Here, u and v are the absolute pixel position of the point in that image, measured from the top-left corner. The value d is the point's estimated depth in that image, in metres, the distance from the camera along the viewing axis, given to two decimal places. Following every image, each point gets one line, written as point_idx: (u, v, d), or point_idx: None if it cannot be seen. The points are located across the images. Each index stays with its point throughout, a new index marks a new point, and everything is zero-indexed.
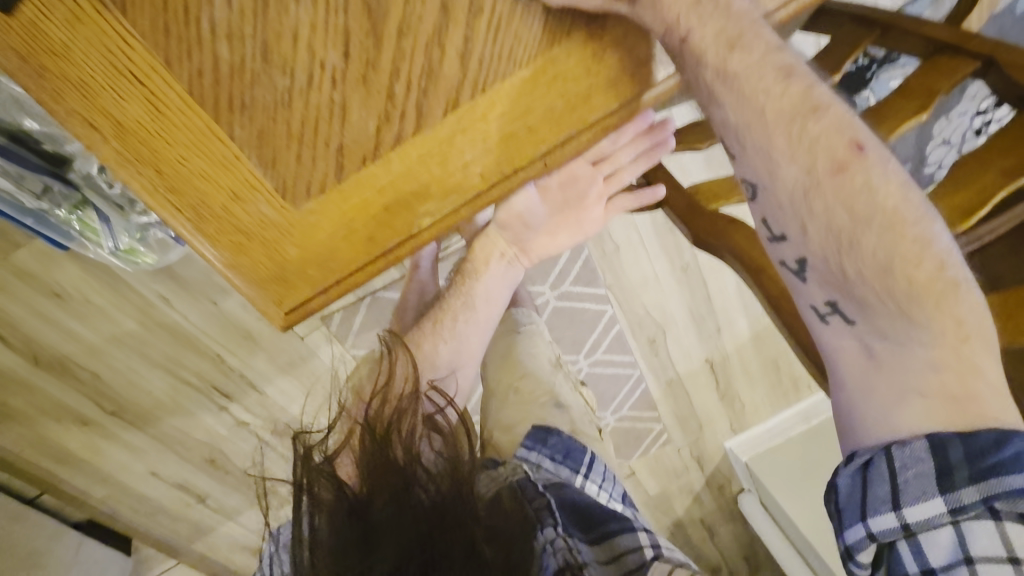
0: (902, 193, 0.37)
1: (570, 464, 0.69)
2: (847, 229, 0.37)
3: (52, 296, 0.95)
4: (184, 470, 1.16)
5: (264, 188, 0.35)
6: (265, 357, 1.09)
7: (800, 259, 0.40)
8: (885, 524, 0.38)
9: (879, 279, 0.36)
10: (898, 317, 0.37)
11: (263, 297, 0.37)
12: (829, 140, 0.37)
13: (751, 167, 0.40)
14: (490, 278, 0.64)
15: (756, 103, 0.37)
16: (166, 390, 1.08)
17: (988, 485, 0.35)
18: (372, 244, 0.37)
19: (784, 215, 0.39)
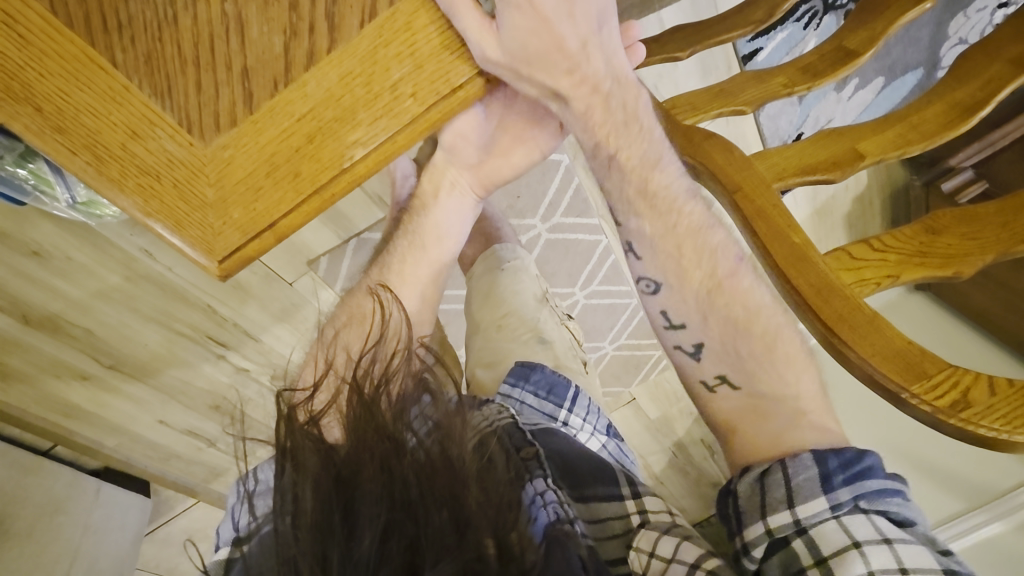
0: (769, 299, 0.53)
1: (554, 399, 0.71)
2: (735, 319, 0.52)
3: (31, 255, 0.92)
4: (192, 418, 1.17)
5: (165, 124, 0.36)
6: (257, 306, 1.12)
7: (698, 343, 0.54)
8: (779, 519, 0.44)
9: (759, 352, 0.51)
10: (775, 379, 0.51)
11: (190, 248, 0.37)
12: (718, 255, 0.53)
13: (662, 269, 0.54)
14: (441, 210, 0.65)
15: (667, 220, 0.53)
16: (161, 342, 1.07)
17: (857, 481, 0.44)
18: (298, 180, 0.37)
19: (683, 307, 0.54)
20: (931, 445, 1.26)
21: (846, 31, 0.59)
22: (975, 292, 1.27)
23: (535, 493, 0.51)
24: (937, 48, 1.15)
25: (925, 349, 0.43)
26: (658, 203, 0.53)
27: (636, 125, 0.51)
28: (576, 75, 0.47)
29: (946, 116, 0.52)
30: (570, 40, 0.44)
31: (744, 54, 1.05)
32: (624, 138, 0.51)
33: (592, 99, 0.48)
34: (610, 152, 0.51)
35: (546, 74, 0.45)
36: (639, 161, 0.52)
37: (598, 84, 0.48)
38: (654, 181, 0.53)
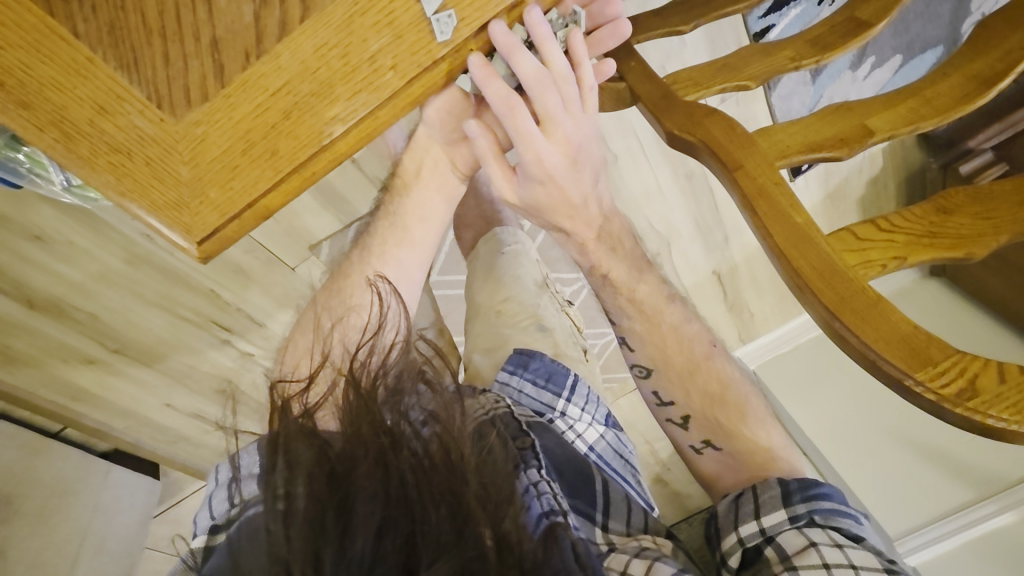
0: (737, 377, 0.63)
1: (552, 387, 0.70)
2: (713, 391, 0.61)
3: (34, 239, 0.92)
4: (198, 402, 1.18)
5: (134, 98, 0.35)
6: (260, 291, 1.12)
7: (684, 414, 0.61)
8: (749, 528, 0.51)
9: (734, 414, 0.60)
10: (747, 438, 0.59)
11: (170, 231, 0.36)
12: (696, 340, 0.62)
13: (647, 354, 0.61)
14: (421, 191, 0.63)
15: (650, 316, 0.61)
16: (166, 326, 1.07)
17: (812, 499, 0.51)
18: (277, 157, 0.35)
19: (671, 389, 0.61)
20: (939, 433, 1.25)
21: (857, 2, 0.56)
22: (989, 278, 1.24)
23: (529, 483, 0.51)
24: (959, 23, 1.10)
25: (933, 335, 0.41)
26: (645, 307, 0.61)
27: (622, 247, 0.60)
28: (576, 217, 0.55)
29: (963, 89, 0.50)
30: (578, 197, 0.52)
31: (755, 31, 1.02)
32: (613, 255, 0.59)
33: (586, 235, 0.57)
34: (600, 269, 0.59)
35: (552, 218, 0.54)
36: (627, 269, 0.60)
37: (591, 223, 0.57)
38: (641, 284, 0.61)
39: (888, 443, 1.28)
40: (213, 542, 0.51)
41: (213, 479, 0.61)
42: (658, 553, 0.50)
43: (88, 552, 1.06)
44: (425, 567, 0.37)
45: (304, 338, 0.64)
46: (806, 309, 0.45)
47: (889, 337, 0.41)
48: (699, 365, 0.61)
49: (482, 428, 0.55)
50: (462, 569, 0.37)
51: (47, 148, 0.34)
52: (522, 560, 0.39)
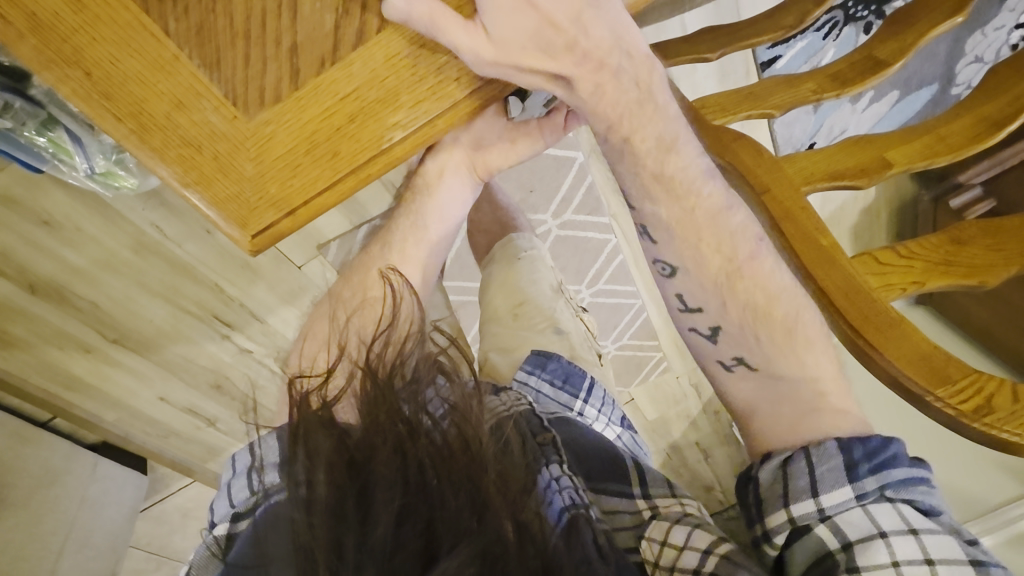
0: (782, 296, 0.52)
1: (569, 389, 0.74)
2: (757, 312, 0.52)
3: (42, 224, 0.92)
4: (192, 396, 1.17)
5: (211, 95, 0.37)
6: (265, 287, 1.13)
7: (714, 326, 0.55)
8: (805, 508, 0.46)
9: (781, 338, 0.52)
10: (780, 350, 0.52)
11: (225, 222, 0.39)
12: (737, 241, 0.52)
13: (676, 256, 0.53)
14: (445, 192, 0.65)
15: (686, 207, 0.51)
16: (166, 318, 1.07)
17: (881, 472, 0.46)
18: (339, 157, 0.38)
19: (702, 294, 0.54)
20: (929, 457, 1.31)
21: (875, 40, 0.59)
22: (978, 311, 1.28)
23: (551, 477, 0.54)
24: (953, 63, 1.16)
25: (951, 354, 0.44)
26: (677, 189, 0.51)
27: (649, 100, 0.48)
28: (578, 51, 0.43)
29: (974, 129, 0.53)
30: (566, 18, 0.41)
31: (762, 61, 1.06)
32: (637, 119, 0.48)
33: (601, 81, 0.45)
34: (623, 136, 0.48)
35: (543, 64, 0.42)
36: (656, 148, 0.49)
37: (605, 61, 0.44)
38: (671, 179, 0.50)
39: None
40: (240, 528, 0.53)
41: (230, 466, 0.61)
42: (699, 519, 0.54)
43: (72, 548, 1.04)
44: (446, 553, 0.38)
45: (319, 331, 0.65)
46: (834, 330, 0.47)
47: (909, 357, 0.44)
48: (740, 269, 0.52)
49: (497, 424, 0.57)
50: (482, 556, 0.38)
51: (121, 136, 0.37)
52: (541, 550, 0.41)
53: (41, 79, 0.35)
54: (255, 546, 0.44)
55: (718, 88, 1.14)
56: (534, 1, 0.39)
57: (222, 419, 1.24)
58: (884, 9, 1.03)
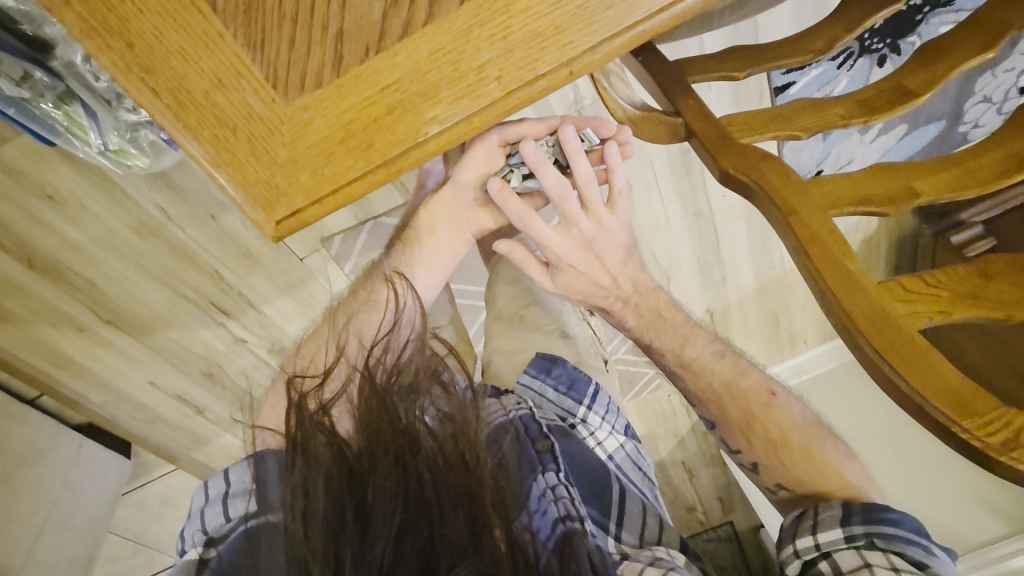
0: (800, 429, 0.73)
1: (573, 395, 0.76)
2: (778, 442, 0.71)
3: (45, 199, 0.92)
4: (183, 382, 1.18)
5: (252, 76, 0.38)
6: (265, 277, 1.12)
7: (753, 462, 0.73)
8: (805, 542, 0.63)
9: (805, 461, 0.70)
10: (819, 469, 0.70)
11: (250, 205, 0.39)
12: (755, 391, 0.74)
13: (701, 413, 0.75)
14: (437, 240, 0.68)
15: (704, 377, 0.75)
16: (164, 302, 1.08)
17: (874, 523, 0.61)
18: (372, 150, 0.38)
19: (734, 437, 0.74)
20: (920, 495, 1.31)
21: (904, 71, 0.59)
22: (965, 343, 1.34)
23: (546, 486, 0.57)
24: (960, 102, 1.19)
25: (978, 386, 0.44)
26: (694, 369, 0.75)
27: (660, 318, 0.76)
28: (611, 295, 0.72)
29: (998, 167, 0.53)
30: (607, 280, 0.70)
31: (776, 85, 1.09)
32: (654, 329, 0.75)
33: (624, 311, 0.74)
34: (646, 340, 0.76)
35: (592, 298, 0.72)
36: (670, 343, 0.75)
37: (627, 300, 0.73)
38: (689, 362, 0.75)
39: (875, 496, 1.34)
40: (209, 556, 0.54)
41: (202, 493, 0.61)
42: (672, 564, 0.56)
43: (51, 531, 1.02)
44: (445, 573, 0.39)
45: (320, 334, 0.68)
46: (853, 350, 0.48)
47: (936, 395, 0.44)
48: (756, 417, 0.73)
49: (494, 435, 0.58)
50: None
51: (155, 111, 0.37)
52: (534, 565, 0.42)
53: (80, 46, 0.35)
54: (244, 548, 0.48)
55: (729, 105, 1.13)
56: (580, 270, 0.67)
57: (211, 408, 1.24)
58: (900, 43, 1.05)
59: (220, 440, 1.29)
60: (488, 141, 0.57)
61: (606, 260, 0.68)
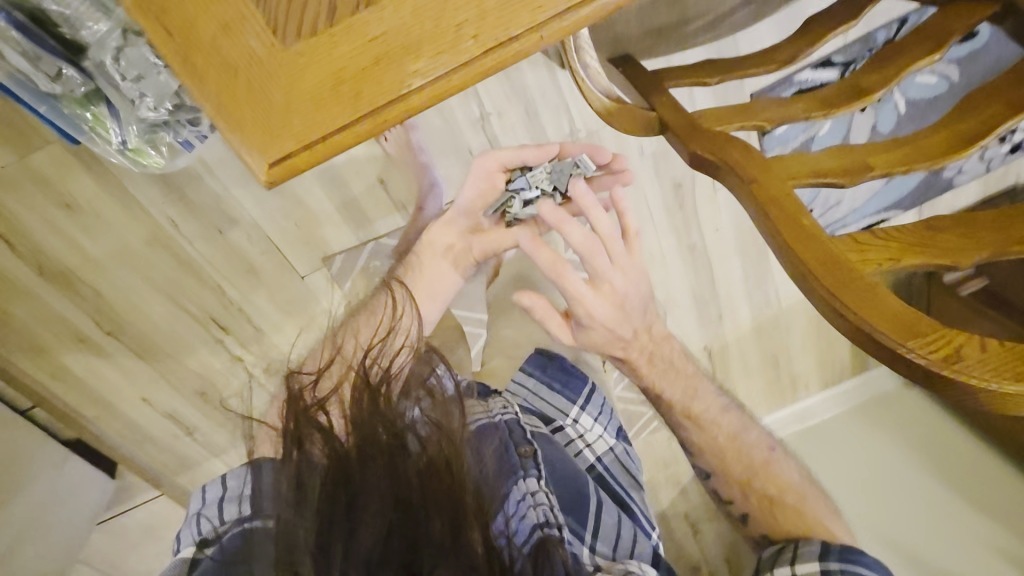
0: (796, 489, 0.79)
1: (568, 395, 0.82)
2: (774, 496, 0.78)
3: (64, 206, 0.97)
4: (175, 401, 1.23)
5: (255, 23, 0.42)
6: (265, 294, 1.13)
7: (744, 513, 0.80)
8: (782, 574, 0.67)
9: (797, 514, 0.76)
10: (808, 519, 0.76)
11: (245, 147, 0.43)
12: (758, 445, 0.82)
13: (704, 460, 0.82)
14: (432, 271, 0.82)
15: (709, 429, 0.81)
16: (165, 315, 1.11)
17: (848, 562, 0.66)
18: (359, 97, 0.42)
19: (728, 488, 0.81)
20: (926, 543, 1.36)
21: (861, 72, 0.64)
22: None
23: (527, 492, 0.58)
24: None
25: (924, 314, 0.45)
26: (701, 421, 0.81)
27: (673, 370, 0.82)
28: (630, 349, 0.76)
29: (947, 142, 0.57)
30: (627, 333, 0.73)
31: None
32: (671, 380, 0.81)
33: (641, 362, 0.78)
34: (657, 393, 0.81)
35: (609, 349, 0.74)
36: (683, 394, 0.81)
37: (643, 349, 0.77)
38: (699, 416, 0.81)
39: (882, 547, 1.37)
40: (198, 556, 0.51)
41: (201, 495, 0.63)
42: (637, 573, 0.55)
43: (31, 537, 1.01)
44: (427, 574, 0.41)
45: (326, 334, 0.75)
46: (808, 291, 0.50)
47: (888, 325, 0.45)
48: (753, 475, 0.80)
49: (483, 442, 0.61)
50: None
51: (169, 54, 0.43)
52: (512, 570, 0.44)
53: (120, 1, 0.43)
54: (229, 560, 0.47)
55: None
56: (604, 323, 0.70)
57: (200, 431, 1.29)
58: None
59: (206, 465, 1.34)
60: (494, 163, 0.82)
61: (626, 312, 0.71)
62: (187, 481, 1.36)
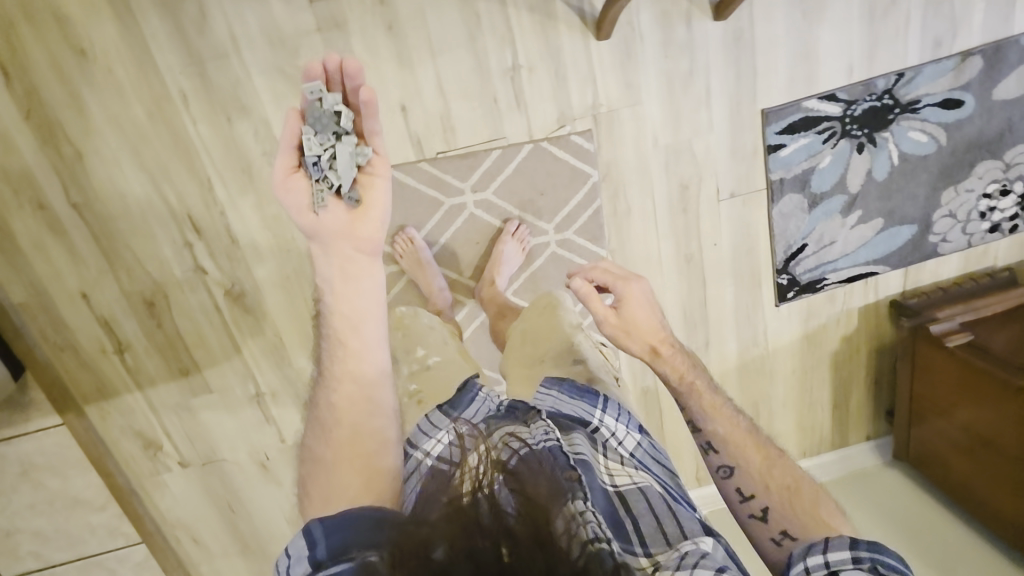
0: (797, 476, 0.72)
1: (588, 401, 0.78)
2: (791, 485, 0.71)
3: (79, 52, 0.95)
4: (117, 306, 1.11)
5: None
6: (253, 202, 1.07)
7: (764, 507, 0.70)
8: (815, 561, 0.59)
9: (806, 505, 0.68)
10: (816, 508, 0.68)
11: None
12: (762, 439, 0.77)
13: (723, 455, 0.75)
14: (356, 297, 0.76)
15: (713, 408, 0.81)
16: (140, 199, 1.05)
17: (877, 552, 0.57)
18: None
19: (751, 483, 0.72)
20: None
21: None
22: (957, 461, 1.31)
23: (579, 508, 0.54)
24: (931, 211, 1.31)
25: None
26: (718, 407, 0.80)
27: (692, 363, 0.87)
28: (658, 339, 0.89)
29: None
30: (654, 325, 0.91)
31: (771, 144, 1.19)
32: (690, 370, 0.86)
33: (671, 359, 0.87)
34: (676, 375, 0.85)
35: (642, 335, 0.90)
36: (695, 376, 0.86)
37: (668, 341, 0.90)
38: (712, 402, 0.81)
39: None
40: None
41: None
42: (699, 552, 0.54)
43: None
44: None
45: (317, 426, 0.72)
46: None
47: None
48: (770, 460, 0.74)
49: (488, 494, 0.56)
50: None
51: None
52: None
53: None
54: None
55: (728, 162, 1.20)
56: (635, 300, 0.93)
57: (133, 351, 1.16)
58: (875, 135, 1.21)
59: (126, 399, 1.19)
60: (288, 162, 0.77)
61: (645, 307, 0.93)
62: (96, 413, 1.19)
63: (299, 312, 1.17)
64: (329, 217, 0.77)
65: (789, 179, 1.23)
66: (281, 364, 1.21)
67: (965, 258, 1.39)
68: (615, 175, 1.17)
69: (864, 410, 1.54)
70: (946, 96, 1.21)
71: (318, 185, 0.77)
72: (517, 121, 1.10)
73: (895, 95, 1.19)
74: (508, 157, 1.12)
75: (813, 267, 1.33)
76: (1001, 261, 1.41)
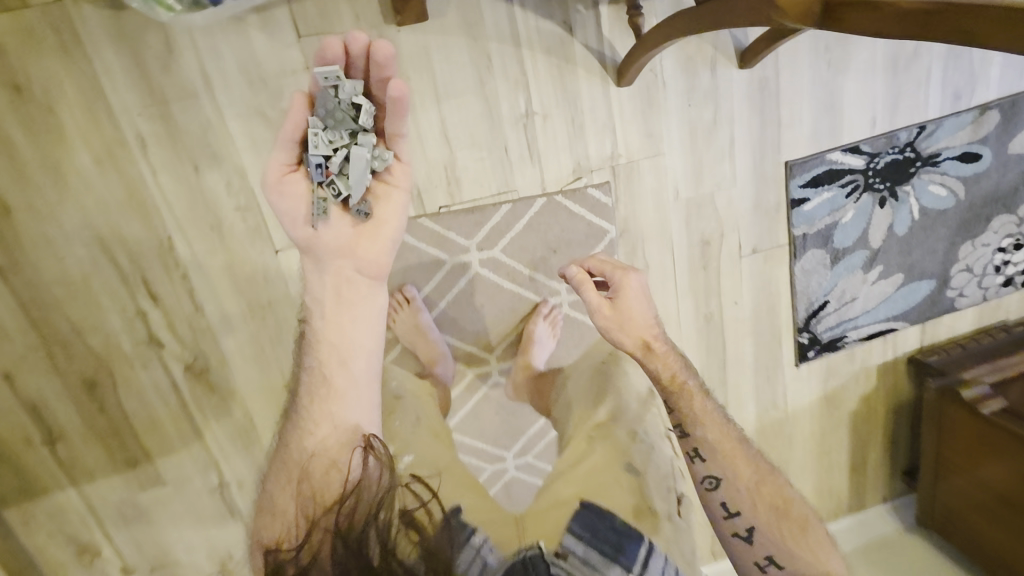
0: (789, 496, 0.79)
1: (624, 560, 0.78)
2: (776, 511, 0.77)
3: (11, 88, 0.78)
4: (48, 388, 0.91)
5: None
6: (223, 262, 0.91)
7: (750, 527, 0.76)
8: None
9: (787, 527, 0.76)
10: (796, 534, 0.75)
11: None
12: (756, 459, 0.80)
13: (717, 469, 0.78)
14: (353, 325, 0.74)
15: (700, 420, 0.81)
16: (82, 261, 0.87)
17: None
18: None
19: (739, 500, 0.77)
20: None
21: None
22: (976, 517, 1.23)
23: None
24: (948, 266, 1.26)
25: None
26: (704, 411, 0.82)
27: (685, 365, 0.84)
28: (650, 338, 0.84)
29: None
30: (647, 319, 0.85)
31: (794, 198, 1.11)
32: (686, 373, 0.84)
33: (668, 362, 0.83)
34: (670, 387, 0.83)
35: (636, 330, 0.84)
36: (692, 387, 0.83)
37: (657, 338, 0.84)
38: (705, 413, 0.82)
39: None
40: None
41: None
42: None
43: None
44: None
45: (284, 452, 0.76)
46: None
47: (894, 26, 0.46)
48: (760, 479, 0.78)
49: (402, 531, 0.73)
50: None
51: None
52: None
53: None
54: None
55: (752, 217, 1.12)
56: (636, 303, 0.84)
57: (66, 441, 0.94)
58: (897, 190, 1.16)
59: (56, 499, 0.97)
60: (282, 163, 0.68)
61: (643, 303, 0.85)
62: (14, 520, 0.96)
63: (274, 388, 0.99)
64: (330, 232, 0.70)
65: (813, 234, 1.15)
66: (250, 450, 1.02)
67: (980, 313, 1.35)
68: (632, 231, 1.07)
69: (882, 471, 1.45)
70: (964, 150, 1.17)
71: (321, 191, 0.69)
72: (529, 174, 0.99)
73: (915, 148, 1.14)
74: (518, 212, 1.00)
75: (834, 325, 1.25)
76: (1013, 315, 1.37)
